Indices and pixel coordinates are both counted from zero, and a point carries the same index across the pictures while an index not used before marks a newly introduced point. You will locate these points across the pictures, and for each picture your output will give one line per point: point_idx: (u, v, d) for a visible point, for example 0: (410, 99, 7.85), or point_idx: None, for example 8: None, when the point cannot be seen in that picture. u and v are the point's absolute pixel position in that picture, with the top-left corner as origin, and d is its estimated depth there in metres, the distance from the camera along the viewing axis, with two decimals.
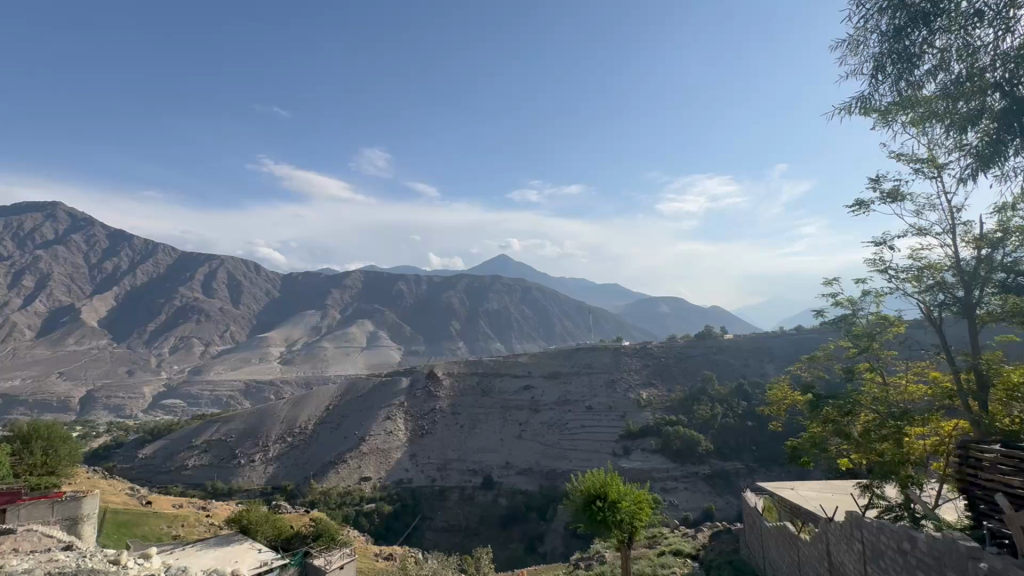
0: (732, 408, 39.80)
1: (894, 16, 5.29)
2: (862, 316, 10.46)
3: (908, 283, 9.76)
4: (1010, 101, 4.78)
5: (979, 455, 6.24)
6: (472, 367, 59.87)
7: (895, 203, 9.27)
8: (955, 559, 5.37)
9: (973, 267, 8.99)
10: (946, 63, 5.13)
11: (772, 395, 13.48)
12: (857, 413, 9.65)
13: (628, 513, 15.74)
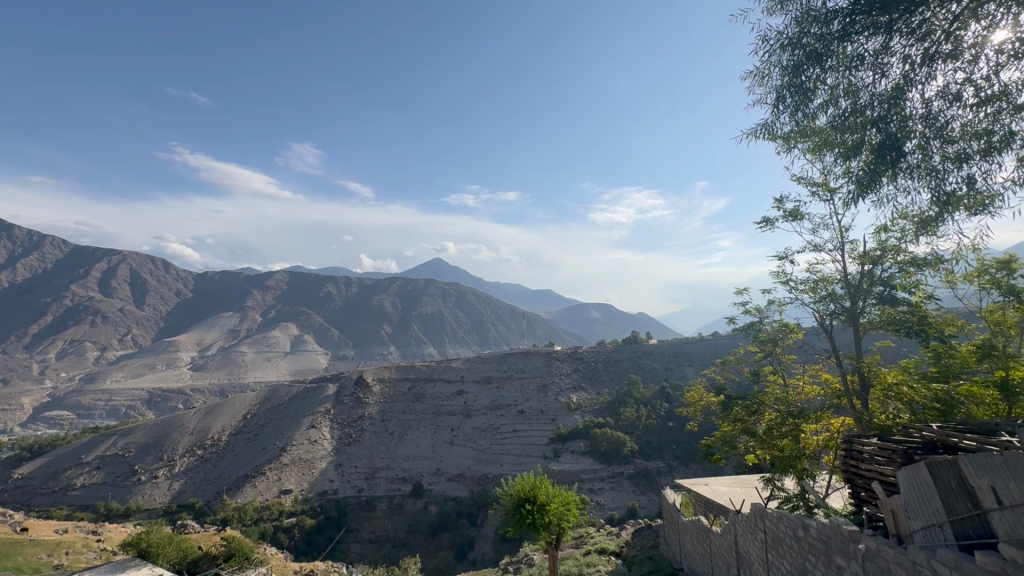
0: (655, 410, 41.78)
1: (791, 52, 5.20)
2: (767, 323, 11.41)
3: (805, 294, 10.80)
4: (885, 136, 4.96)
5: (860, 448, 7.04)
6: (404, 372, 58.47)
7: (796, 221, 10.27)
8: (840, 541, 6.00)
9: (858, 281, 10.18)
10: (834, 100, 5.18)
11: (689, 396, 14.36)
12: (761, 412, 10.56)
13: (557, 514, 16.07)
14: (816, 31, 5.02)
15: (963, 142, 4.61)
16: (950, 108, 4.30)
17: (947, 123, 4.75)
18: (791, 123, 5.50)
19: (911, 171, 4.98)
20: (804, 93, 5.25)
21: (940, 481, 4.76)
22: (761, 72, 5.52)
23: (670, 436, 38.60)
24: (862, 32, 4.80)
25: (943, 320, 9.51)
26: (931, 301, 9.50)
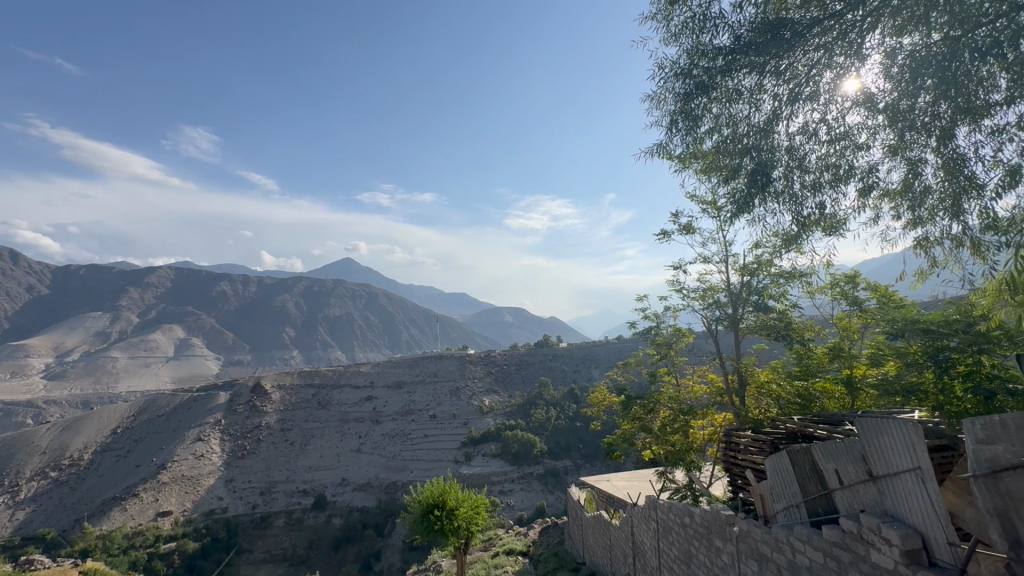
0: (564, 411, 43.29)
1: (681, 81, 5.62)
2: (663, 327, 12.33)
3: (696, 301, 11.85)
4: (758, 164, 5.44)
5: (737, 440, 7.86)
6: (307, 378, 55.02)
7: (689, 235, 11.25)
8: (718, 525, 6.64)
9: (739, 290, 11.34)
10: (715, 128, 5.67)
11: (594, 397, 15.14)
12: (656, 410, 11.40)
13: (465, 518, 16.04)
14: (703, 65, 5.49)
15: (817, 173, 5.28)
16: (807, 143, 4.97)
17: (806, 156, 5.44)
18: (681, 145, 5.93)
19: (777, 196, 5.54)
20: (692, 119, 5.66)
21: (797, 466, 5.40)
22: (659, 96, 5.93)
23: (577, 435, 40.04)
24: (741, 70, 5.32)
25: (804, 325, 10.97)
26: (794, 309, 11.00)
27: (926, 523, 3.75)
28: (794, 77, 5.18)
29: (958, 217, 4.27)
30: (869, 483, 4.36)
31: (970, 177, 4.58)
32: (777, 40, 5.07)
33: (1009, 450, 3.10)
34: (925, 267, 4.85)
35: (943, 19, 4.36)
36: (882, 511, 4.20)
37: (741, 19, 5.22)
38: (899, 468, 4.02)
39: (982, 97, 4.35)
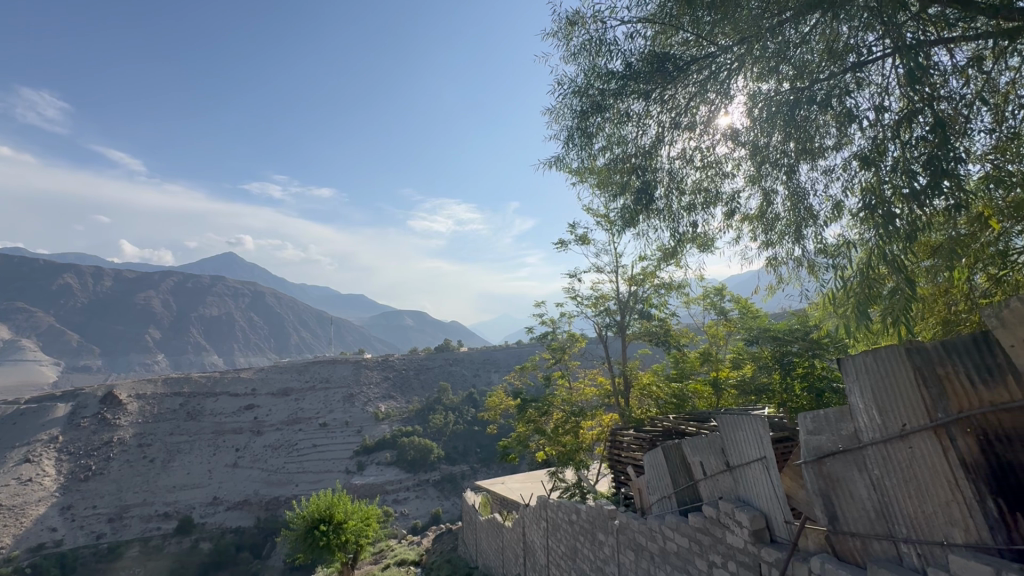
0: (462, 416, 42.87)
1: (579, 99, 5.77)
2: (558, 333, 12.91)
3: (589, 308, 12.51)
4: (641, 183, 5.60)
5: (621, 438, 8.41)
6: (174, 387, 48.76)
7: (584, 245, 11.92)
8: (602, 519, 7.02)
9: (627, 300, 12.16)
10: (606, 147, 5.82)
11: (491, 401, 15.46)
12: (550, 413, 11.88)
13: (355, 532, 15.29)
14: (598, 86, 5.65)
15: (691, 196, 5.61)
16: (685, 168, 5.52)
17: (684, 179, 5.60)
18: (576, 160, 6.08)
19: (659, 215, 5.74)
20: (587, 136, 5.82)
21: (670, 460, 5.91)
22: (559, 110, 6.15)
23: (475, 439, 40.02)
24: (631, 94, 5.46)
25: (680, 332, 12.19)
26: (672, 317, 12.11)
27: (769, 505, 4.31)
28: (676, 108, 5.41)
29: (799, 241, 4.92)
30: (727, 472, 4.91)
31: (807, 212, 4.84)
32: (662, 71, 5.27)
33: (830, 438, 3.67)
34: (775, 282, 5.56)
35: (790, 70, 4.59)
36: (737, 496, 4.75)
37: (633, 48, 5.50)
38: (750, 458, 4.58)
39: (819, 140, 4.61)
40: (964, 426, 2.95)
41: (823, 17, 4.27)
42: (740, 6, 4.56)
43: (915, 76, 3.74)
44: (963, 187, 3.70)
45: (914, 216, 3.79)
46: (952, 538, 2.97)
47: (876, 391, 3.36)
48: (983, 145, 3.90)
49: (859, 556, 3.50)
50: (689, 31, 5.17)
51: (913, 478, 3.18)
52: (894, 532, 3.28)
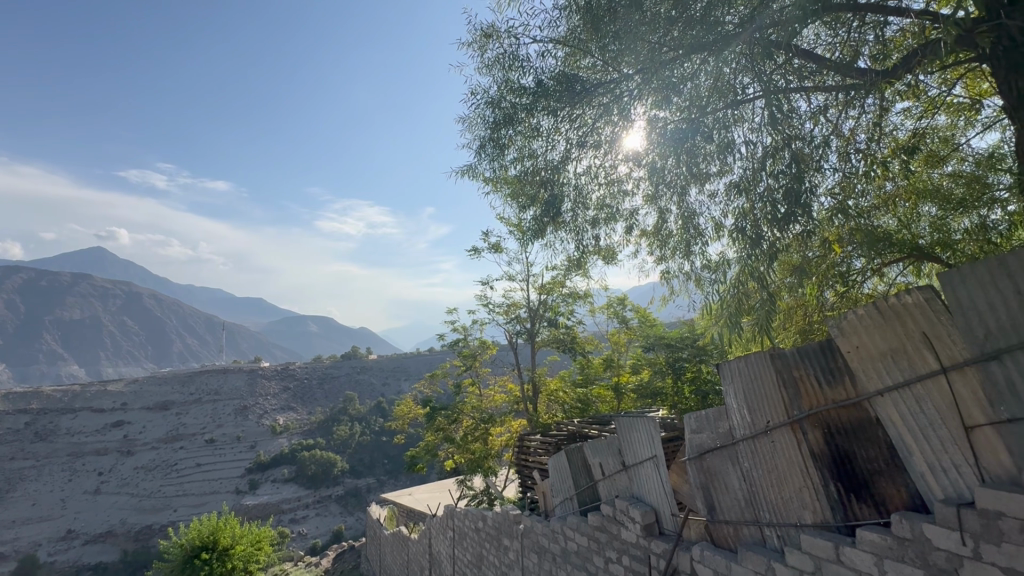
0: (369, 426, 40.96)
1: (492, 111, 5.92)
2: (470, 340, 13.01)
3: (500, 316, 12.71)
4: (549, 196, 5.77)
5: (528, 443, 8.60)
6: (20, 404, 43.33)
7: (496, 254, 12.20)
8: (507, 524, 7.10)
9: (537, 308, 12.51)
10: (517, 160, 5.97)
11: (399, 410, 15.30)
12: (459, 421, 11.88)
13: (243, 557, 13.98)
14: (511, 99, 5.81)
15: (595, 211, 5.84)
16: (590, 184, 5.81)
17: (590, 195, 5.86)
18: (488, 171, 6.18)
19: (566, 228, 5.97)
20: (499, 147, 5.96)
21: (573, 462, 6.15)
22: (472, 120, 6.23)
23: (382, 450, 38.48)
24: (541, 110, 5.65)
25: (586, 340, 12.77)
26: (579, 325, 12.67)
27: (658, 500, 4.65)
28: (584, 125, 5.64)
29: (688, 257, 5.37)
30: (623, 472, 5.21)
31: (695, 232, 5.30)
32: (571, 92, 5.50)
33: (710, 436, 4.06)
34: (668, 294, 6.05)
35: (684, 100, 4.98)
36: (631, 494, 5.06)
37: (544, 66, 5.71)
38: (643, 458, 4.90)
39: (705, 167, 5.06)
40: (814, 420, 3.42)
41: (708, 58, 4.71)
42: (643, 40, 4.86)
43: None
44: (812, 217, 4.33)
45: (777, 241, 4.36)
46: (804, 520, 3.42)
47: (746, 391, 3.77)
48: (833, 182, 4.50)
49: (731, 540, 3.90)
50: (597, 57, 5.43)
51: (774, 468, 3.61)
52: (759, 518, 3.70)
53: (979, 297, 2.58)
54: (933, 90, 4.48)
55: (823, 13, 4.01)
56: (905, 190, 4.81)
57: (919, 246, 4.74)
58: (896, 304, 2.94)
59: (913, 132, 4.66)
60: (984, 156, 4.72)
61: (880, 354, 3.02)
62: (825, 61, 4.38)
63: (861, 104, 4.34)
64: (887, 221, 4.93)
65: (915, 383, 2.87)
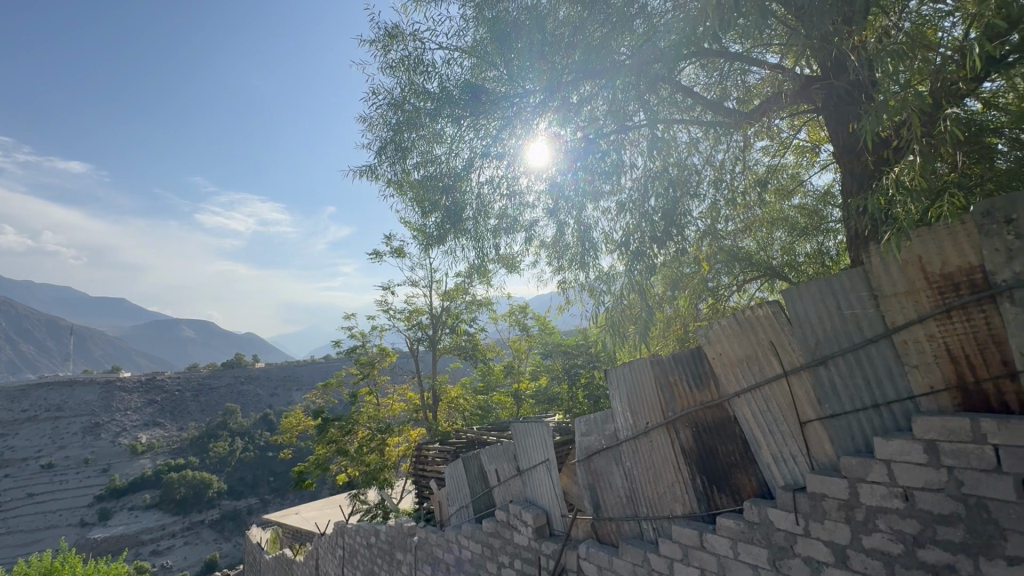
0: (253, 441, 37.42)
1: (394, 113, 5.86)
2: (368, 347, 12.50)
3: (401, 323, 12.45)
4: (451, 203, 5.74)
5: (426, 452, 8.45)
6: None
7: (400, 258, 11.99)
8: (401, 537, 6.89)
9: (439, 315, 12.48)
10: (419, 164, 5.85)
11: (286, 423, 14.30)
12: (354, 431, 11.48)
13: None
14: (414, 102, 5.77)
15: (497, 220, 5.84)
16: (491, 194, 5.82)
17: (491, 205, 5.89)
18: (389, 174, 6.00)
19: (467, 236, 5.90)
20: (402, 150, 5.84)
21: (469, 470, 6.12)
22: (373, 120, 6.06)
23: (267, 467, 35.38)
24: (445, 117, 5.64)
25: (487, 347, 12.96)
26: (481, 332, 12.78)
27: (550, 503, 4.81)
28: (488, 134, 5.57)
29: (583, 270, 5.55)
30: (517, 476, 5.31)
31: (590, 247, 5.41)
32: (474, 102, 5.48)
33: (597, 438, 4.30)
34: (564, 304, 6.32)
35: (583, 121, 5.25)
36: (525, 498, 5.17)
37: (450, 73, 5.72)
38: (536, 461, 5.04)
39: (601, 187, 5.31)
40: (685, 421, 3.76)
41: (604, 85, 4.96)
42: (547, 58, 5.06)
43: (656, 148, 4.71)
44: (685, 239, 4.83)
45: (657, 257, 4.78)
46: (675, 512, 3.76)
47: (629, 395, 4.05)
48: (703, 208, 5.08)
49: (613, 536, 4.17)
50: (501, 72, 5.46)
51: (652, 466, 3.92)
52: (638, 512, 3.99)
53: (812, 311, 3.00)
54: (784, 133, 5.22)
55: (698, 57, 4.51)
56: (764, 217, 5.54)
57: (772, 265, 5.47)
58: (751, 315, 3.32)
59: (770, 168, 5.38)
60: (821, 193, 5.59)
61: (738, 360, 3.40)
62: (700, 99, 4.92)
63: (729, 140, 4.96)
64: (748, 244, 5.63)
65: (766, 385, 3.27)
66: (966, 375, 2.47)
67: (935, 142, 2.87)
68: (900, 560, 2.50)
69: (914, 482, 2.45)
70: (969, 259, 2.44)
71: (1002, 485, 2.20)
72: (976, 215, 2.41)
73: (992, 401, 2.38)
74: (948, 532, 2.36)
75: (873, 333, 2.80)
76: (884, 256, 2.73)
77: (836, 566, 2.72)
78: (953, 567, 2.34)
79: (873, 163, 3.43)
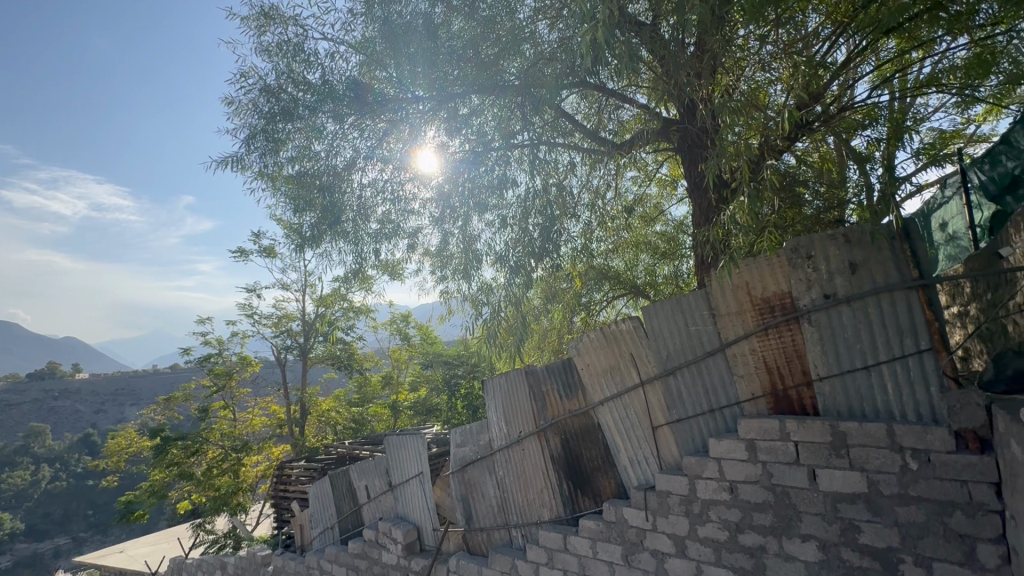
0: (66, 467, 31.11)
1: (267, 100, 5.44)
2: (226, 356, 11.22)
3: (267, 329, 11.46)
4: (329, 204, 5.38)
5: (289, 472, 7.71)
6: None
7: (269, 259, 11.04)
8: (252, 567, 6.24)
9: (312, 322, 11.65)
10: (294, 159, 5.45)
11: (112, 444, 12.22)
12: (203, 451, 10.25)
13: None
14: (292, 92, 5.42)
15: (378, 225, 5.58)
16: (373, 198, 5.60)
17: (373, 209, 5.62)
18: (257, 166, 5.50)
19: (344, 238, 5.55)
20: (274, 141, 5.42)
21: (337, 488, 5.74)
22: (241, 106, 5.53)
23: (84, 498, 29.73)
24: (326, 111, 5.37)
25: (365, 356, 12.43)
26: (360, 341, 12.20)
27: (421, 518, 4.70)
28: (373, 135, 5.42)
29: (465, 281, 5.52)
30: (389, 492, 5.10)
31: (474, 257, 5.38)
32: (360, 100, 5.34)
33: (472, 449, 4.31)
34: (445, 315, 6.35)
35: (471, 134, 5.25)
36: (396, 514, 4.99)
37: (335, 67, 5.43)
38: (409, 475, 4.88)
39: (489, 199, 5.24)
40: (555, 428, 3.93)
41: (493, 101, 5.08)
42: (440, 69, 5.05)
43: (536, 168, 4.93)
44: (560, 255, 5.12)
45: (535, 271, 5.01)
46: (542, 517, 3.91)
47: (504, 406, 4.14)
48: (579, 229, 5.44)
49: (484, 546, 4.22)
50: (390, 74, 5.34)
51: (523, 475, 4.03)
52: (508, 521, 4.08)
53: (665, 327, 3.35)
54: (650, 166, 5.82)
55: (580, 87, 4.82)
56: (630, 241, 6.14)
57: (636, 283, 6.13)
58: (615, 329, 3.60)
59: (637, 196, 5.92)
60: (678, 223, 6.28)
61: (603, 370, 3.67)
62: (580, 126, 5.28)
63: (604, 167, 5.36)
64: (617, 263, 6.20)
65: (625, 394, 3.56)
66: (777, 383, 2.94)
67: (760, 186, 3.40)
68: (726, 545, 2.87)
69: (738, 476, 2.85)
70: (782, 286, 2.93)
71: (799, 474, 2.65)
72: (788, 249, 2.90)
73: (795, 404, 2.87)
74: (760, 517, 2.77)
75: (711, 346, 3.20)
76: (720, 280, 3.15)
77: (676, 556, 3.04)
78: (764, 547, 2.75)
79: (715, 200, 3.98)
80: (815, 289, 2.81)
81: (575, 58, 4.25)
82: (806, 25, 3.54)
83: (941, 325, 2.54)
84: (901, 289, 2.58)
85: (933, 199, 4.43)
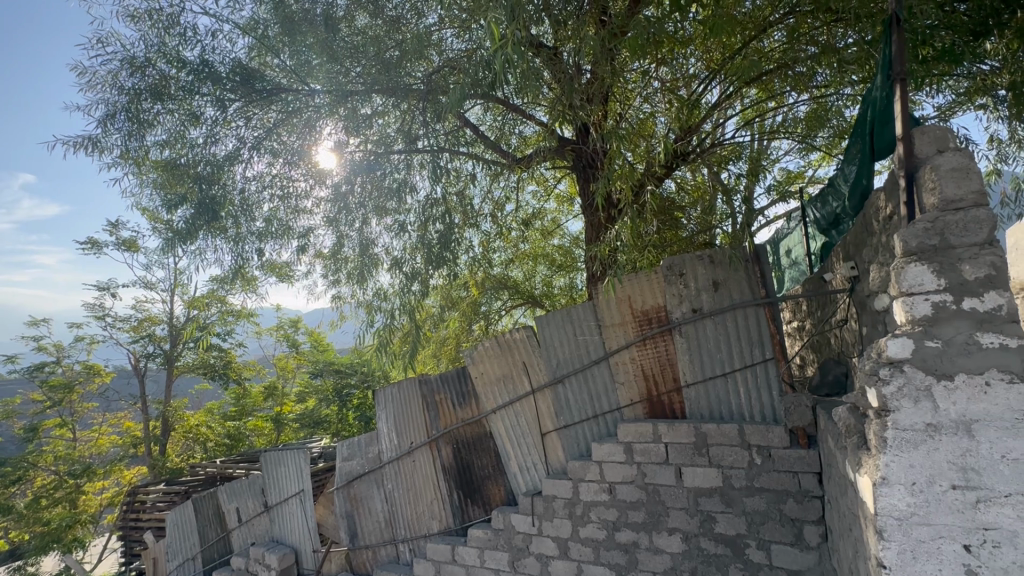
0: None
1: (134, 75, 4.84)
2: (66, 365, 9.81)
3: (124, 332, 10.03)
4: (203, 196, 4.80)
5: (143, 498, 6.71)
6: None
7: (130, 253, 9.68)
8: None
9: (180, 325, 10.34)
10: (162, 146, 4.89)
11: None
12: (29, 479, 8.70)
13: None
14: (163, 69, 4.86)
15: (263, 224, 5.13)
16: (258, 193, 5.15)
17: (258, 205, 5.17)
18: (115, 150, 4.84)
19: (223, 234, 5.02)
20: (138, 122, 4.81)
21: (200, 513, 5.11)
22: (97, 77, 4.83)
23: None
24: (204, 94, 4.92)
25: (245, 364, 11.18)
26: (239, 348, 11.03)
27: (300, 540, 4.36)
28: (262, 126, 5.08)
29: (362, 286, 5.20)
30: (264, 513, 4.67)
31: (371, 262, 5.11)
32: (248, 86, 4.94)
33: (359, 463, 4.09)
34: (336, 322, 6.03)
35: (373, 135, 5.03)
36: (271, 537, 4.59)
37: (219, 46, 4.94)
38: (288, 494, 4.50)
39: (389, 204, 5.02)
40: (447, 438, 3.88)
41: (397, 103, 4.96)
42: (340, 63, 4.81)
43: (438, 175, 4.88)
44: (458, 264, 5.16)
45: (432, 279, 5.00)
46: (431, 529, 3.83)
47: (396, 416, 4.01)
48: (479, 238, 5.49)
49: (368, 564, 4.02)
50: (284, 61, 5.00)
51: (413, 487, 3.92)
52: (396, 536, 3.95)
53: (557, 336, 3.48)
54: (550, 181, 6.04)
55: (485, 99, 4.90)
56: (530, 252, 6.30)
57: (533, 294, 6.33)
58: (510, 338, 3.66)
59: (536, 210, 6.13)
60: (574, 238, 6.56)
61: (496, 378, 3.71)
62: (483, 137, 5.36)
63: (506, 179, 5.38)
64: (516, 273, 6.36)
65: (517, 401, 3.63)
66: (652, 389, 3.20)
67: (642, 208, 3.69)
68: (603, 544, 3.04)
69: (616, 477, 3.04)
70: (659, 300, 3.21)
71: (667, 473, 2.90)
72: (664, 267, 3.17)
73: (666, 408, 3.14)
74: (634, 515, 2.98)
75: (597, 356, 3.38)
76: (606, 293, 3.35)
77: (559, 557, 3.15)
78: (637, 542, 2.95)
79: (604, 218, 4.25)
80: (685, 304, 3.12)
81: (479, 71, 4.29)
82: (684, 66, 3.99)
83: (782, 337, 2.94)
84: (752, 306, 2.96)
85: (782, 230, 5.12)
